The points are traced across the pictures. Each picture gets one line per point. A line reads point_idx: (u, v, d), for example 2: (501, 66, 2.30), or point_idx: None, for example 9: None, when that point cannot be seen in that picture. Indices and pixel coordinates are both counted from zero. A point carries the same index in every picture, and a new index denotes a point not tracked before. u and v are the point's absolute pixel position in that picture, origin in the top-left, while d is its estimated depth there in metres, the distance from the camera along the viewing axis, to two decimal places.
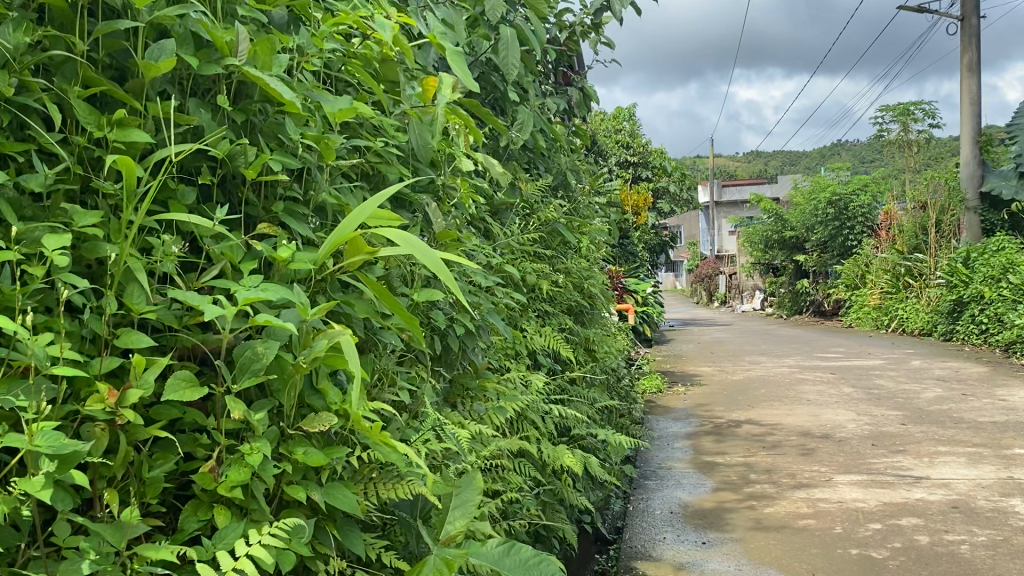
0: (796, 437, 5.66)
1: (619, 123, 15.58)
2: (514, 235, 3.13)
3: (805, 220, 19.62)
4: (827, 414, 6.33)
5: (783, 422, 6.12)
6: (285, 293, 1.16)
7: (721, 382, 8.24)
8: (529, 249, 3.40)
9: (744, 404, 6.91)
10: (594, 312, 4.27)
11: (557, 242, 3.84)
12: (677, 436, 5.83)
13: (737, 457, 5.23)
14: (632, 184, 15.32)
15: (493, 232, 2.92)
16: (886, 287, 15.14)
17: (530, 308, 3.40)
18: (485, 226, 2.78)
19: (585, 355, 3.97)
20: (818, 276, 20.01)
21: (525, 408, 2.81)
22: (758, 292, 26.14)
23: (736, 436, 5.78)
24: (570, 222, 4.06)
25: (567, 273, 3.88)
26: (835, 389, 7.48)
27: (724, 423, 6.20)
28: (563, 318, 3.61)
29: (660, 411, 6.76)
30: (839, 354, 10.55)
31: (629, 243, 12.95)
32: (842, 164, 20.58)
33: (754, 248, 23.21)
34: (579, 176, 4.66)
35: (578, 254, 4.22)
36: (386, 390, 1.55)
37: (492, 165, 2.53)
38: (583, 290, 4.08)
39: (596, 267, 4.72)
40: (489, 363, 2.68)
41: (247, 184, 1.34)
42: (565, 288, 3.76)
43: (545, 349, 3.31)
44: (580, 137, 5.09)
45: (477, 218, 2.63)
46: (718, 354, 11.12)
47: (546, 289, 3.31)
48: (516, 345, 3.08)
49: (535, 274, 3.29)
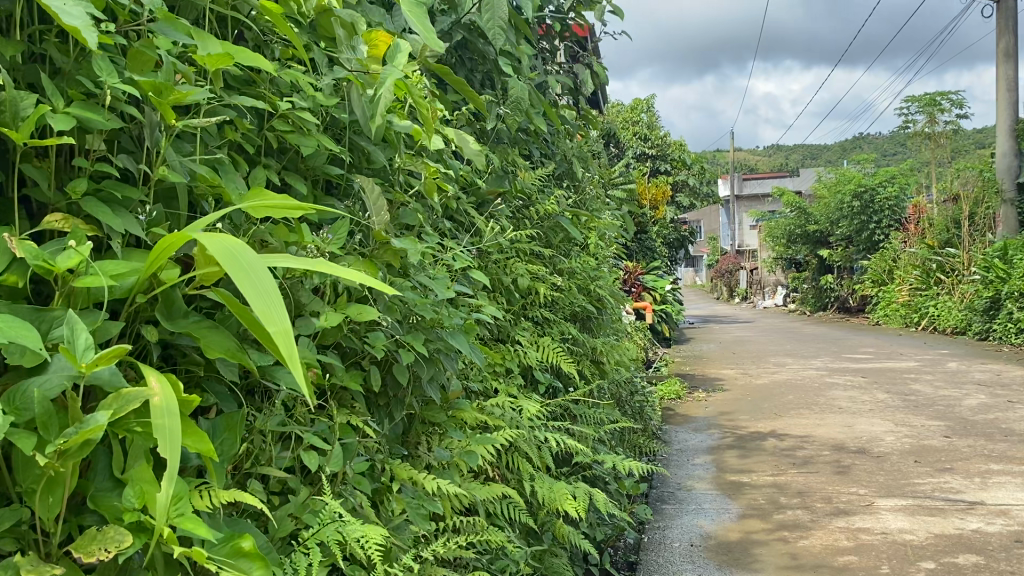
0: (829, 452, 5.13)
1: (636, 115, 15.08)
2: (500, 234, 2.65)
3: (830, 214, 19.00)
4: (862, 425, 5.80)
5: (814, 434, 5.60)
6: (24, 337, 0.70)
7: (744, 388, 7.71)
8: (519, 249, 2.92)
9: (770, 412, 6.39)
10: (604, 317, 3.77)
11: (557, 238, 3.34)
12: (697, 450, 5.33)
13: (765, 476, 4.72)
14: (650, 177, 14.79)
15: (470, 228, 2.46)
16: (916, 283, 14.50)
17: (522, 315, 2.93)
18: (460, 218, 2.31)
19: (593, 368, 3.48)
20: (843, 272, 19.37)
21: (513, 439, 2.33)
22: (780, 288, 25.49)
23: (762, 450, 5.27)
24: (576, 216, 3.56)
25: (570, 274, 3.39)
26: (868, 395, 6.93)
27: (749, 434, 5.69)
28: (565, 327, 3.12)
29: (679, 420, 6.26)
30: (869, 355, 9.98)
31: (646, 239, 12.43)
32: (867, 156, 19.91)
33: (776, 243, 22.59)
34: (586, 165, 4.17)
35: (585, 253, 3.72)
36: (271, 461, 1.08)
37: (467, 145, 2.04)
38: (590, 294, 3.58)
39: (606, 266, 4.22)
40: (464, 387, 2.20)
41: (21, 153, 0.88)
42: (567, 290, 3.27)
43: (542, 364, 2.83)
44: (589, 122, 4.59)
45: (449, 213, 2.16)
46: (741, 354, 10.59)
47: (543, 293, 2.83)
48: (503, 362, 2.60)
49: (529, 276, 2.80)
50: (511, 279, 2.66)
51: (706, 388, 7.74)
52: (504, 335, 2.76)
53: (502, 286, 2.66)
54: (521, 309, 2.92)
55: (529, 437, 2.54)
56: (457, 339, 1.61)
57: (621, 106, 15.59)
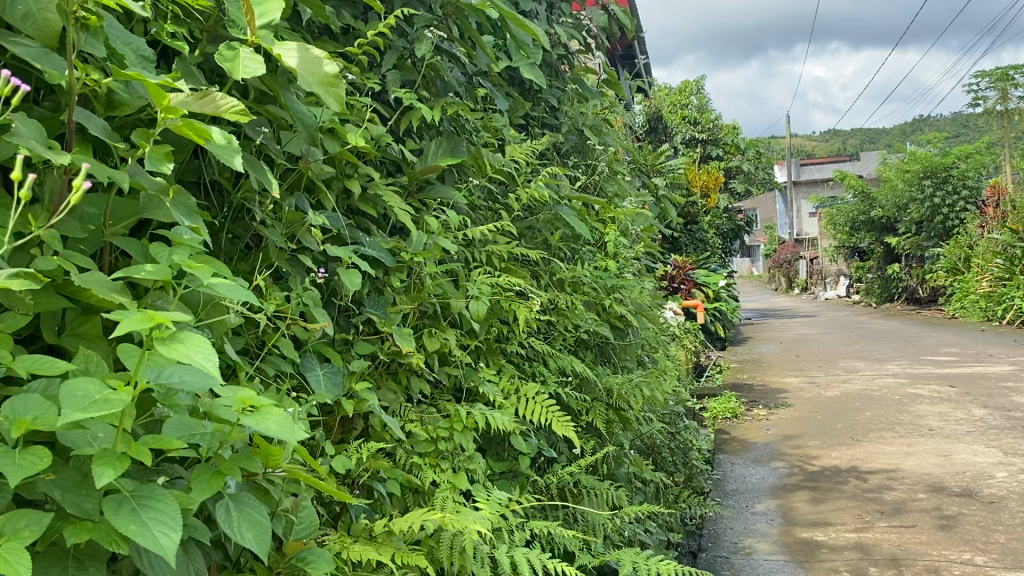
0: (924, 496, 4.08)
1: (685, 98, 13.98)
2: (444, 234, 1.72)
3: (896, 199, 17.69)
4: (962, 454, 4.74)
5: (902, 468, 4.56)
6: None
7: (812, 401, 6.65)
8: (468, 263, 2.00)
9: (845, 436, 5.34)
10: (629, 340, 2.80)
11: (554, 235, 2.39)
12: (757, 491, 4.33)
13: (846, 531, 3.70)
14: (700, 163, 13.72)
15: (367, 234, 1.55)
16: (998, 273, 13.17)
17: (493, 356, 1.99)
18: (319, 200, 1.42)
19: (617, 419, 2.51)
20: (911, 260, 17.98)
21: (449, 556, 1.41)
22: (842, 277, 24.03)
23: (840, 492, 4.24)
24: (582, 205, 2.60)
25: (573, 286, 2.45)
26: (961, 413, 5.82)
27: (821, 468, 4.67)
28: (564, 364, 2.17)
29: (736, 446, 5.25)
30: (953, 357, 8.79)
31: (696, 229, 11.44)
32: (936, 135, 18.51)
33: (837, 231, 21.22)
34: (606, 140, 3.19)
35: (600, 255, 2.74)
36: None
37: (319, 65, 1.08)
38: (602, 314, 2.60)
39: (635, 271, 3.26)
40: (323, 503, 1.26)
41: None
42: (561, 313, 2.32)
43: (521, 425, 1.88)
44: (613, 87, 3.64)
45: (283, 206, 1.27)
46: (805, 357, 9.47)
47: (520, 324, 1.87)
48: (450, 439, 1.64)
49: (492, 297, 1.86)
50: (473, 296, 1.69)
51: (767, 403, 6.68)
52: (463, 388, 1.83)
53: (454, 315, 1.73)
54: (490, 345, 1.97)
55: (493, 560, 1.57)
56: (154, 504, 0.64)
57: (669, 87, 14.48)
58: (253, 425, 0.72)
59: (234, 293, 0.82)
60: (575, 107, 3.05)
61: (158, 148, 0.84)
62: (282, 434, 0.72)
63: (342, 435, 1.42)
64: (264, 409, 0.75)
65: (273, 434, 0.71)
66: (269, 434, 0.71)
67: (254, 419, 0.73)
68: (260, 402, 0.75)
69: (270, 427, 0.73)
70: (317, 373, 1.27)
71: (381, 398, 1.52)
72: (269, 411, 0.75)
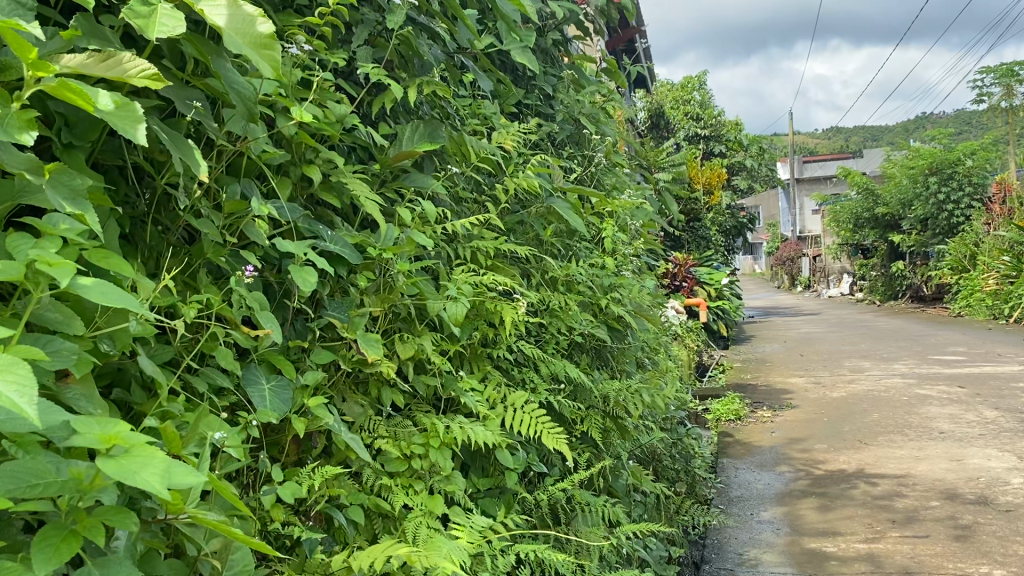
0: (937, 504, 3.90)
1: (687, 94, 13.81)
2: (421, 228, 1.55)
3: (901, 196, 17.49)
4: (975, 458, 4.56)
5: (914, 473, 4.38)
6: None
7: (817, 402, 6.48)
8: (451, 260, 1.83)
9: (853, 439, 5.17)
10: (628, 342, 2.62)
11: (546, 231, 2.22)
12: (762, 497, 4.15)
13: (856, 541, 3.52)
14: (703, 159, 13.53)
15: (331, 228, 1.38)
16: (1005, 271, 12.97)
17: (478, 363, 1.81)
18: (268, 189, 1.25)
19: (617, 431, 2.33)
20: (916, 258, 17.77)
21: None
22: (846, 275, 23.82)
23: (849, 499, 4.06)
24: (577, 197, 2.43)
25: (568, 285, 2.27)
26: (972, 414, 5.64)
27: (828, 473, 4.49)
28: (556, 369, 2.00)
29: (740, 450, 5.08)
30: (962, 356, 8.61)
31: (699, 226, 11.26)
32: (941, 131, 18.30)
33: (841, 228, 21.01)
34: (603, 130, 3.01)
35: (597, 252, 2.57)
36: None
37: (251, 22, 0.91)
38: (598, 315, 2.42)
39: (635, 268, 3.08)
40: (268, 539, 1.09)
41: None
42: (554, 314, 2.15)
43: (508, 439, 1.71)
44: (611, 76, 3.46)
45: (224, 195, 1.11)
46: (810, 357, 9.28)
47: (508, 327, 1.69)
48: (425, 457, 1.47)
49: (475, 299, 1.69)
50: (452, 298, 1.52)
51: (772, 404, 6.49)
52: (443, 397, 1.66)
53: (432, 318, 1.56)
54: (475, 349, 1.81)
55: None
56: None
57: (671, 83, 14.29)
58: (113, 471, 0.57)
59: (111, 300, 0.68)
60: (571, 95, 2.88)
61: (20, 113, 0.70)
62: (150, 484, 0.57)
63: (299, 454, 1.26)
64: (133, 450, 0.61)
65: (135, 485, 0.56)
66: (129, 484, 0.56)
67: (116, 464, 0.58)
68: (129, 440, 0.61)
69: (135, 474, 0.58)
70: (261, 389, 1.10)
71: (346, 413, 1.36)
72: (142, 454, 0.61)
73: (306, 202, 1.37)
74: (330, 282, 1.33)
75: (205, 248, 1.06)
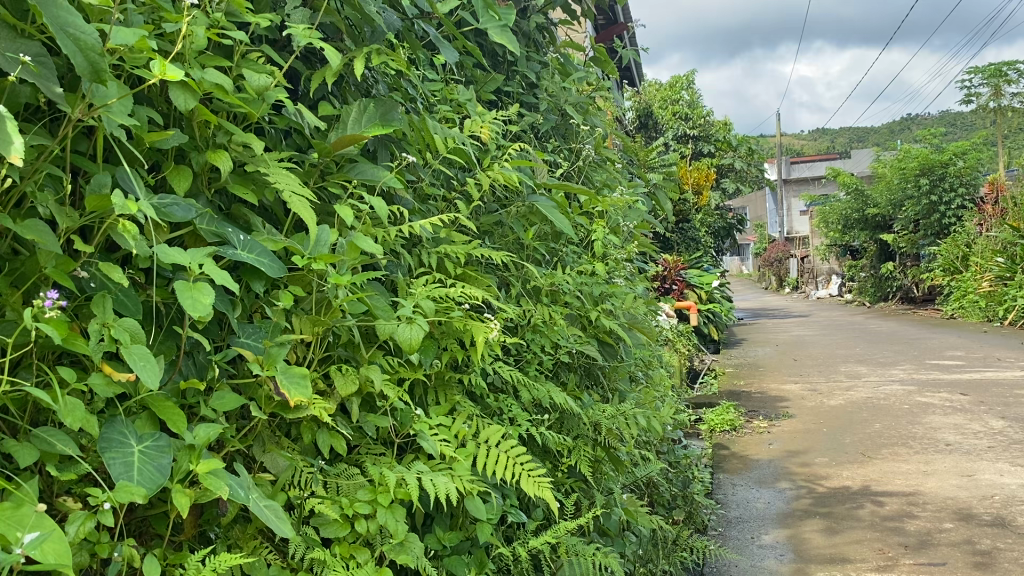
0: (951, 526, 3.63)
1: (675, 94, 13.60)
2: (370, 231, 1.26)
3: (891, 196, 17.31)
4: (987, 474, 4.30)
5: (923, 491, 4.10)
6: None
7: (815, 411, 6.21)
8: (413, 269, 1.53)
9: (856, 452, 4.90)
10: (621, 358, 2.33)
11: (529, 233, 1.92)
12: (763, 518, 3.87)
13: (868, 569, 3.23)
14: (691, 160, 13.29)
15: (249, 233, 1.09)
16: (999, 272, 12.77)
17: (445, 392, 1.51)
18: (152, 182, 0.96)
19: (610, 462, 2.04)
20: (907, 259, 17.58)
21: None
22: (835, 276, 23.63)
23: (856, 520, 3.77)
24: (564, 196, 2.14)
25: (554, 295, 1.98)
26: (978, 424, 5.39)
27: (833, 490, 4.21)
28: (540, 392, 1.71)
29: (737, 464, 4.80)
30: (960, 361, 8.37)
31: (688, 227, 11.00)
32: (931, 131, 18.14)
33: (830, 230, 20.81)
34: (593, 121, 2.73)
35: (585, 257, 2.27)
36: None
37: None
38: (587, 329, 2.13)
39: (628, 273, 2.79)
40: None
41: None
42: (537, 329, 1.85)
43: (480, 485, 1.41)
44: (599, 65, 3.18)
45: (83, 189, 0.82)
46: (803, 362, 9.02)
47: (481, 351, 1.39)
48: (372, 518, 1.18)
49: (440, 316, 1.39)
50: (408, 315, 1.22)
51: (767, 413, 6.22)
52: (401, 438, 1.36)
53: (384, 342, 1.26)
54: (441, 376, 1.51)
55: None
56: None
57: (659, 82, 14.06)
58: None
59: None
60: (556, 82, 2.60)
61: None
62: None
63: (192, 525, 0.96)
64: None
65: None
66: None
67: None
68: None
69: None
70: (127, 452, 0.81)
71: (268, 467, 1.07)
72: None
73: (215, 200, 1.08)
74: (243, 300, 1.04)
75: (47, 262, 0.78)
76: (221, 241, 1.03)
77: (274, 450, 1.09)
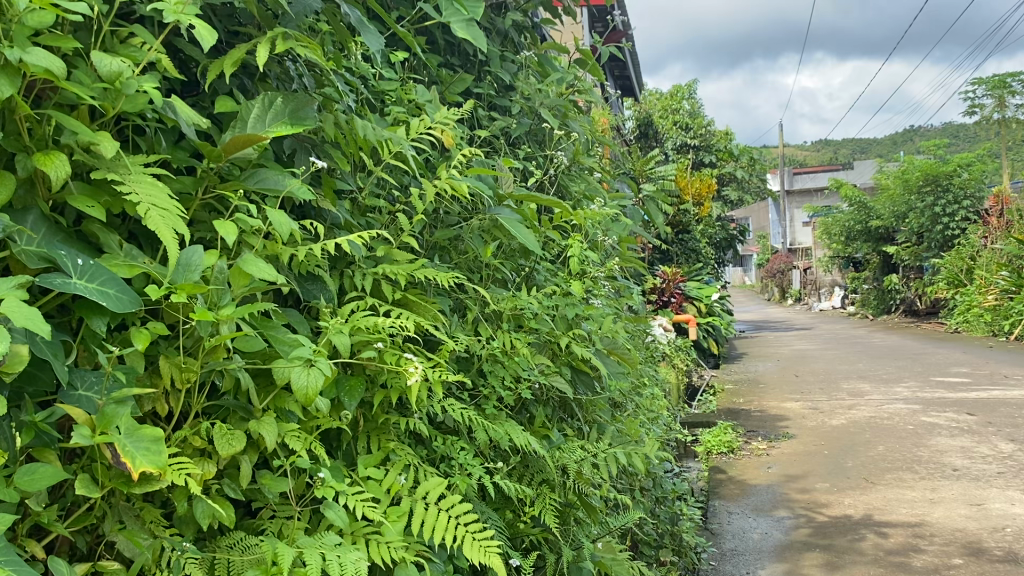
0: (961, 562, 3.39)
1: (676, 103, 13.43)
2: (273, 249, 1.05)
3: (895, 207, 17.09)
4: (997, 503, 4.06)
5: (929, 521, 3.87)
6: None
7: (816, 431, 5.97)
8: (342, 294, 1.32)
9: (858, 477, 4.67)
10: (600, 387, 2.11)
11: (489, 250, 1.71)
12: (759, 550, 3.64)
13: None
14: (692, 170, 13.08)
15: (99, 256, 0.88)
16: (1004, 286, 12.53)
17: (379, 438, 1.29)
18: None
19: (581, 508, 1.81)
20: (910, 271, 17.33)
21: None
22: (838, 288, 23.38)
23: (859, 554, 3.54)
24: (533, 209, 1.92)
25: (518, 318, 1.77)
26: (986, 448, 5.15)
27: (834, 519, 3.98)
28: (494, 432, 1.49)
29: (734, 489, 4.56)
30: (965, 378, 8.13)
31: (688, 238, 10.79)
32: (935, 142, 17.95)
33: (834, 241, 20.58)
34: (573, 126, 2.52)
35: (559, 275, 2.06)
36: None
37: None
38: (558, 357, 1.91)
39: (610, 291, 2.57)
40: None
41: None
42: (496, 361, 1.63)
43: (411, 553, 1.19)
44: (583, 67, 2.97)
45: None
46: (804, 377, 8.78)
47: (413, 392, 1.17)
48: None
49: (366, 351, 1.18)
50: (313, 355, 1.01)
51: (766, 433, 5.99)
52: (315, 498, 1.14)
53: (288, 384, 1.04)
54: (373, 418, 1.29)
55: None
56: None
57: (659, 91, 13.87)
58: None
59: None
60: (533, 83, 2.39)
61: None
62: None
63: None
64: None
65: None
66: None
67: None
68: None
69: None
70: None
71: (120, 549, 0.84)
72: None
73: (54, 217, 0.86)
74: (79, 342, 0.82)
75: None
76: (55, 267, 0.82)
77: (133, 530, 0.86)
